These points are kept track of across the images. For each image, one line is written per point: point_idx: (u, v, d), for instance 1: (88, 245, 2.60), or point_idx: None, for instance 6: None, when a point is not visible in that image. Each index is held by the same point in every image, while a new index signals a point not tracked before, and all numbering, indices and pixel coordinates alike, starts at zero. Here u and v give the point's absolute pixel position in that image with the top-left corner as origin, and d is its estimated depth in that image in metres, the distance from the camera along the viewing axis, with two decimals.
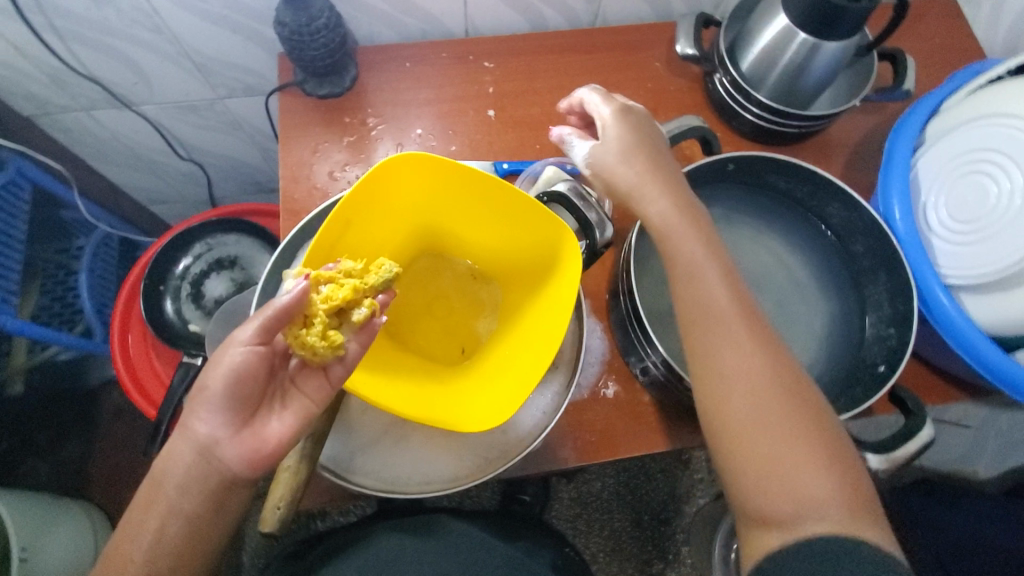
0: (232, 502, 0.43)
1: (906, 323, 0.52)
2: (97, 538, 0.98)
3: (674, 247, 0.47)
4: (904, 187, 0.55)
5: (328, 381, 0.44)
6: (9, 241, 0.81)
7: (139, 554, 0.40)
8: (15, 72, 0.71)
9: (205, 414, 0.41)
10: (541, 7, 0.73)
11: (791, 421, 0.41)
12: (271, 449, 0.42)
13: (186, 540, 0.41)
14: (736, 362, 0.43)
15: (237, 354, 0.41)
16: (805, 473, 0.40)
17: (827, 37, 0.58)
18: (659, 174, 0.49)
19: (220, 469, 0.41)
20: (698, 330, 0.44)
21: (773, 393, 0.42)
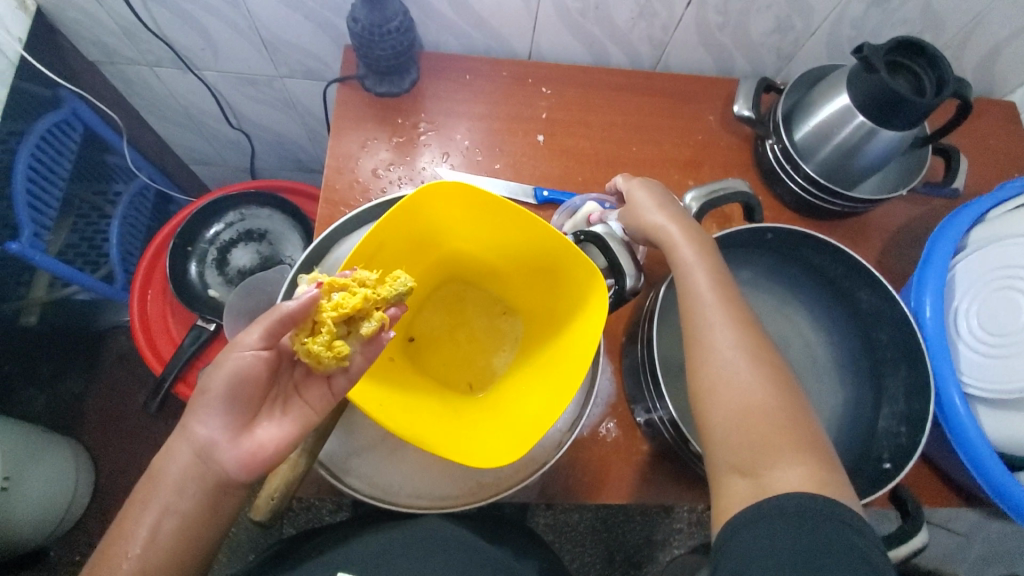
0: (228, 484, 0.43)
1: (919, 424, 0.52)
2: (78, 479, 0.99)
3: (685, 250, 0.51)
4: (939, 286, 0.55)
5: (330, 391, 0.45)
6: (51, 177, 0.83)
7: (135, 549, 0.41)
8: (91, 20, 0.72)
9: (206, 416, 0.42)
10: (607, 43, 0.74)
11: (768, 392, 0.44)
12: (268, 453, 0.44)
13: (176, 513, 0.42)
14: (722, 338, 0.46)
15: (243, 358, 0.43)
16: (777, 438, 0.42)
17: (887, 125, 0.58)
18: (670, 205, 0.55)
19: (216, 472, 0.43)
20: (691, 310, 0.49)
21: (753, 367, 0.45)
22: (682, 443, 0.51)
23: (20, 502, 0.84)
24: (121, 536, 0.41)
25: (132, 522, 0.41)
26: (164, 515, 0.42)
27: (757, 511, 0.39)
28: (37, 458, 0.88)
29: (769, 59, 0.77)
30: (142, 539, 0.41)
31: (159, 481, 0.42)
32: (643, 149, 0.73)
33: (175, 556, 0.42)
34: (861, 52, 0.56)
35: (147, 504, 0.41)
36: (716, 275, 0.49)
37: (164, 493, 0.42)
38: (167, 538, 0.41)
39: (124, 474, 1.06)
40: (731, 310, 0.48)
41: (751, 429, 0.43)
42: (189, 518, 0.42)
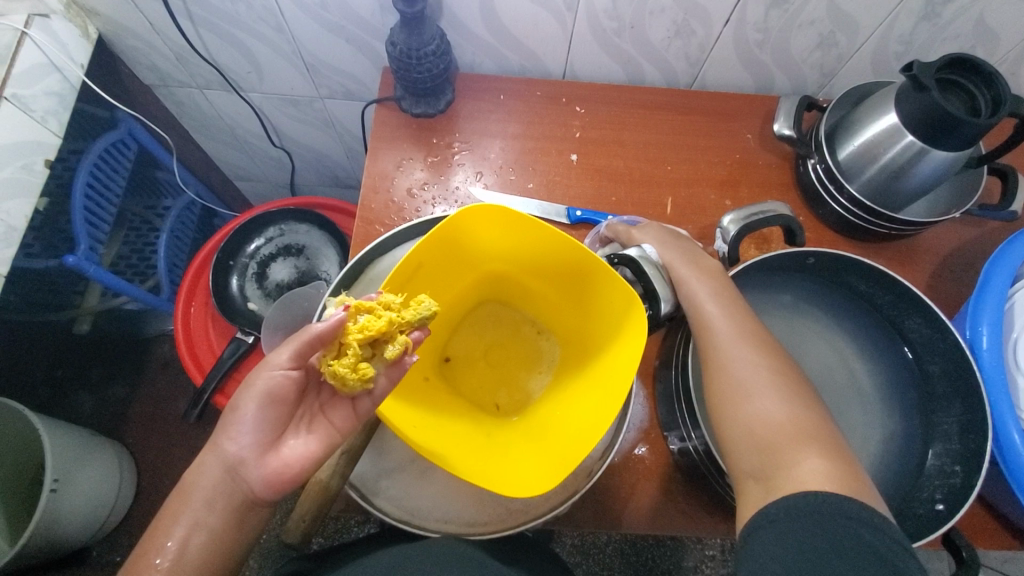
0: (255, 498, 0.44)
1: (975, 464, 0.49)
2: (122, 481, 1.02)
3: (682, 271, 0.51)
4: (996, 315, 0.52)
5: (353, 412, 0.46)
6: (107, 193, 0.88)
7: (164, 562, 0.41)
8: (148, 47, 0.76)
9: (237, 433, 0.44)
10: (643, 62, 0.74)
11: (781, 399, 0.43)
12: (294, 472, 0.44)
13: (204, 527, 0.43)
14: (731, 349, 0.45)
15: (273, 377, 0.44)
16: (793, 443, 0.41)
17: (939, 145, 0.56)
18: (672, 236, 0.55)
19: (244, 489, 0.44)
20: (699, 324, 0.48)
21: (763, 375, 0.44)
22: (715, 473, 0.50)
23: (69, 506, 0.88)
24: (151, 548, 0.42)
25: (161, 534, 0.42)
26: (194, 527, 0.43)
27: (767, 515, 0.38)
28: (85, 460, 0.92)
29: (811, 77, 0.75)
30: (171, 553, 0.42)
31: (190, 493, 0.43)
32: (678, 168, 0.72)
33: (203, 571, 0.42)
34: (910, 70, 0.54)
35: (182, 518, 0.43)
36: (723, 292, 0.49)
37: (195, 508, 0.43)
38: (197, 551, 0.42)
39: (163, 478, 1.10)
40: (740, 320, 0.47)
41: (764, 436, 0.42)
42: (220, 529, 0.43)
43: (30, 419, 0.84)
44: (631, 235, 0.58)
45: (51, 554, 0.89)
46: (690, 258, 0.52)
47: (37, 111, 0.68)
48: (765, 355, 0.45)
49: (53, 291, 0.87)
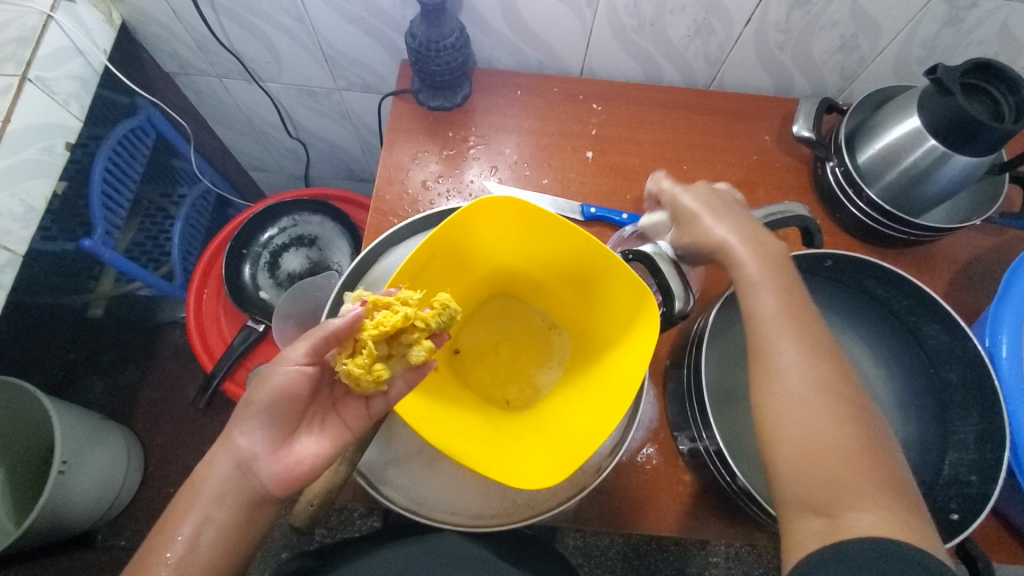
0: (264, 495, 0.44)
1: (991, 474, 0.48)
2: (128, 466, 1.03)
3: (747, 270, 0.47)
4: (1016, 323, 0.51)
5: (366, 412, 0.47)
6: (125, 179, 0.88)
7: (173, 557, 0.41)
8: (169, 34, 0.77)
9: (249, 429, 0.44)
10: (661, 61, 0.73)
11: (841, 418, 0.40)
12: (304, 469, 0.45)
13: (214, 522, 0.42)
14: (791, 358, 0.42)
15: (288, 372, 0.44)
16: (855, 476, 0.37)
17: (960, 150, 0.55)
18: (735, 219, 0.51)
19: (254, 485, 0.44)
20: (757, 327, 0.45)
21: (823, 390, 0.41)
22: (723, 478, 0.49)
23: (76, 488, 0.88)
24: (159, 544, 0.42)
25: (171, 530, 0.42)
26: (202, 523, 0.42)
27: (822, 555, 0.35)
28: (92, 444, 0.92)
29: (831, 79, 0.74)
30: (180, 549, 0.41)
31: (199, 488, 0.43)
32: (694, 168, 0.72)
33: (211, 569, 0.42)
34: (935, 73, 0.53)
35: (193, 514, 0.42)
36: (788, 292, 0.46)
37: (205, 502, 0.43)
38: (206, 548, 0.42)
39: (170, 465, 1.11)
40: (802, 326, 0.44)
41: (822, 459, 0.39)
42: (229, 522, 0.43)
43: (41, 401, 0.84)
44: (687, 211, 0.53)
45: (57, 535, 0.90)
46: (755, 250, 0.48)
47: (60, 93, 0.69)
48: (832, 371, 0.42)
49: (68, 274, 0.88)
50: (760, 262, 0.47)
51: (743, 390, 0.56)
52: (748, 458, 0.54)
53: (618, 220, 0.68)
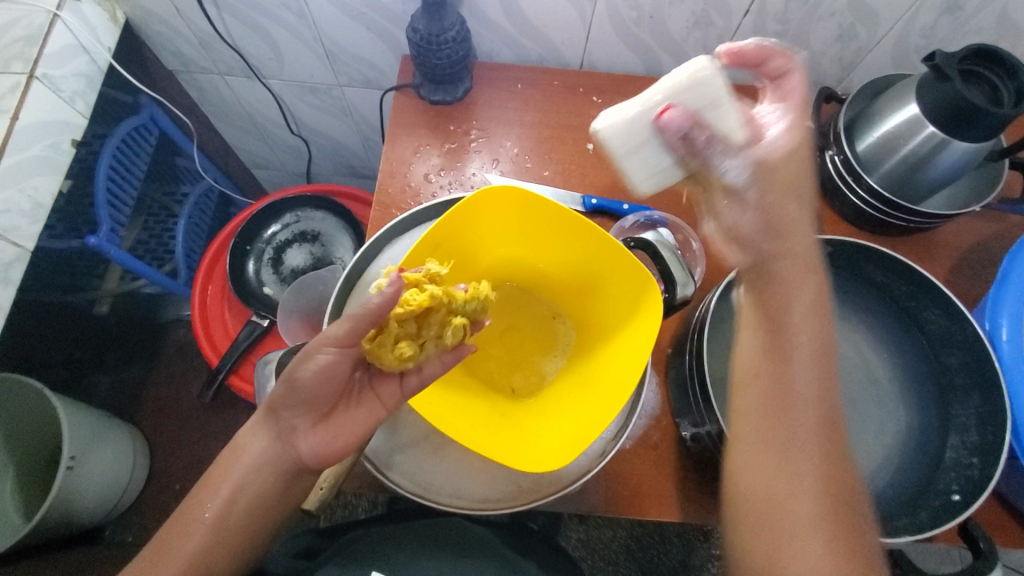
0: (301, 467, 0.46)
1: (992, 455, 0.48)
2: (134, 463, 1.04)
3: (767, 303, 0.43)
4: (1017, 306, 0.51)
5: (401, 388, 0.48)
6: (129, 177, 0.89)
7: (211, 516, 0.44)
8: (172, 32, 0.78)
9: (291, 405, 0.45)
10: (661, 53, 0.74)
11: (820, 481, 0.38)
12: (338, 447, 0.46)
13: (249, 489, 0.45)
14: (793, 403, 0.40)
15: (326, 356, 0.44)
16: (812, 550, 0.37)
17: (958, 136, 0.55)
18: (796, 237, 0.44)
19: (291, 458, 0.46)
20: (766, 366, 0.42)
21: (813, 451, 0.39)
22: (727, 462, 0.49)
23: (83, 484, 0.89)
24: (201, 502, 0.45)
25: (211, 491, 0.45)
26: (239, 489, 0.45)
27: None
28: (98, 441, 0.93)
29: (830, 69, 0.75)
30: (217, 509, 0.44)
31: (241, 454, 0.46)
32: None
33: (244, 532, 0.45)
34: (933, 60, 0.54)
35: (229, 489, 0.44)
36: (807, 339, 0.42)
37: (244, 470, 0.45)
38: (240, 513, 0.44)
39: (176, 463, 1.11)
40: (815, 380, 0.41)
41: (790, 515, 0.38)
42: (263, 496, 0.45)
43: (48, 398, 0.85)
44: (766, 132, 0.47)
45: (66, 530, 0.91)
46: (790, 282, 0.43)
47: (66, 91, 0.70)
48: (826, 430, 0.40)
49: (74, 272, 0.88)
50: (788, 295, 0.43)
51: None
52: None
53: (619, 211, 0.68)
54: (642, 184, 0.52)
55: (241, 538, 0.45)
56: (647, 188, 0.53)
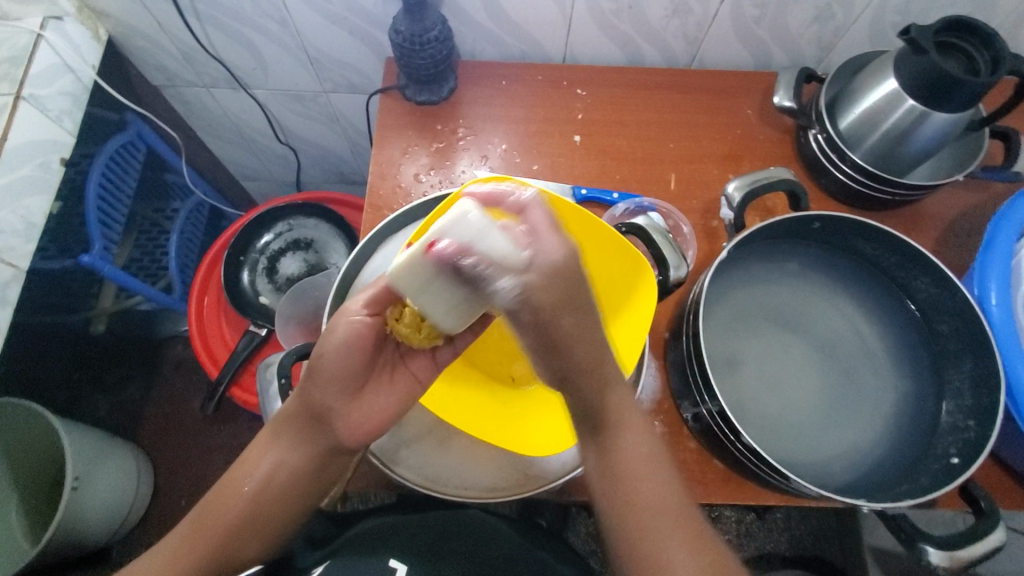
0: (338, 446, 0.47)
1: (988, 417, 0.49)
2: (139, 481, 1.03)
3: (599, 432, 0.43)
4: (1003, 271, 0.51)
5: (434, 361, 0.51)
6: (119, 194, 0.89)
7: (250, 488, 0.47)
8: (155, 47, 0.78)
9: (322, 384, 0.45)
10: (642, 43, 0.75)
11: (687, 549, 0.41)
12: (374, 423, 0.47)
13: (286, 464, 0.47)
14: (651, 517, 0.42)
15: (352, 323, 0.45)
16: None
17: (939, 107, 0.56)
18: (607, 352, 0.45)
19: (329, 436, 0.46)
20: (609, 467, 0.43)
21: (669, 527, 0.41)
22: (727, 438, 0.49)
23: (88, 504, 0.89)
24: (242, 472, 0.48)
25: (251, 464, 0.48)
26: (277, 464, 0.47)
27: None
28: (101, 460, 0.93)
29: (808, 51, 0.76)
30: (256, 482, 0.47)
31: (277, 432, 0.48)
32: (681, 145, 0.73)
33: (281, 503, 0.48)
34: (908, 34, 0.54)
35: (264, 468, 0.47)
36: (644, 452, 0.43)
37: (282, 446, 0.47)
38: (276, 486, 0.47)
39: (181, 479, 1.11)
40: (650, 462, 0.43)
41: None
42: (295, 475, 0.47)
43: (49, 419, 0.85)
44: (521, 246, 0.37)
45: (73, 552, 0.90)
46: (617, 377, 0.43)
47: (52, 110, 0.70)
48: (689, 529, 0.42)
49: (69, 292, 0.88)
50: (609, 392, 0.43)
51: (743, 355, 0.57)
52: (753, 422, 0.55)
53: (609, 200, 0.68)
54: (446, 322, 0.45)
55: (281, 506, 0.48)
56: (450, 322, 0.45)
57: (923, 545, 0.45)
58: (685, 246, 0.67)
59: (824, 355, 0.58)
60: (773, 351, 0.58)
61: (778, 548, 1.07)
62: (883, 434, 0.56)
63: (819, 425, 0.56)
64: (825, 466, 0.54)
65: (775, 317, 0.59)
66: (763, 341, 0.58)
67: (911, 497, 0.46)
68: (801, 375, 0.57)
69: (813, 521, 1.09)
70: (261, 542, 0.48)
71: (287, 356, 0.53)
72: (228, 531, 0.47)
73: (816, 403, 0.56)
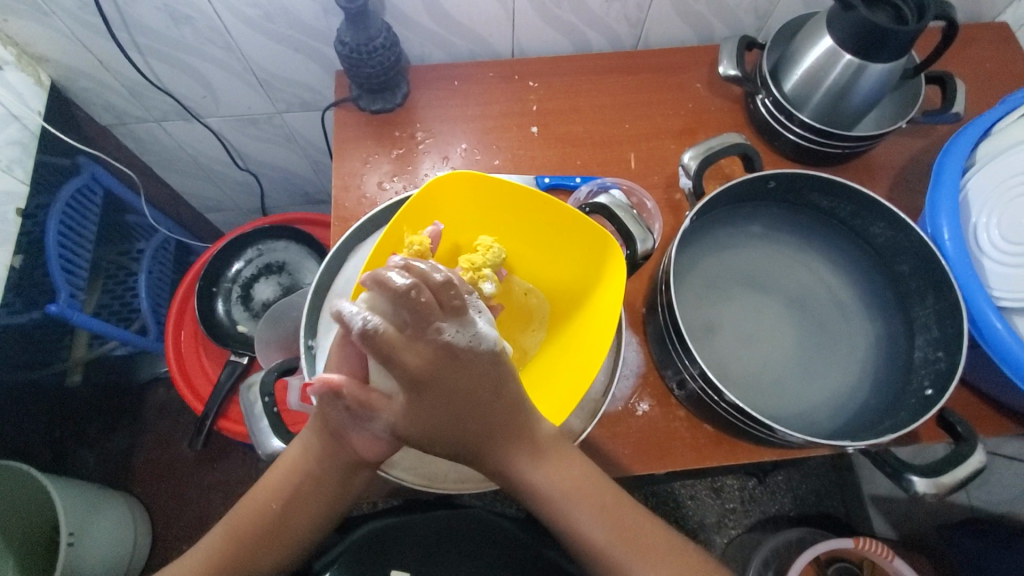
0: (359, 460, 0.44)
1: (954, 347, 0.51)
2: (135, 530, 1.01)
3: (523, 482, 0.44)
4: (952, 207, 0.53)
5: None
6: (81, 240, 0.87)
7: (278, 501, 0.47)
8: (100, 86, 0.77)
9: (336, 396, 0.42)
10: (586, 30, 0.76)
11: (630, 546, 0.44)
12: (393, 437, 0.43)
13: (311, 478, 0.46)
14: (597, 534, 0.44)
15: (346, 344, 0.40)
16: None
17: (875, 58, 0.58)
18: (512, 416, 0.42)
19: (350, 452, 0.44)
20: (536, 501, 0.44)
21: (602, 530, 0.44)
22: (711, 399, 0.50)
23: (86, 559, 0.86)
24: (270, 486, 0.47)
25: (277, 478, 0.47)
26: (303, 477, 0.46)
27: None
28: (94, 512, 0.90)
29: (747, 20, 0.78)
30: (285, 495, 0.46)
31: (302, 449, 0.47)
32: (637, 124, 0.74)
33: (309, 515, 0.47)
34: None
35: (288, 481, 0.46)
36: (571, 481, 0.44)
37: (308, 461, 0.46)
38: (302, 500, 0.46)
39: (179, 522, 1.09)
40: (577, 485, 0.44)
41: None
42: (319, 488, 0.46)
43: (35, 475, 0.83)
44: (366, 390, 0.40)
45: None
46: (517, 424, 0.43)
47: (2, 161, 0.69)
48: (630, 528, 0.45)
49: (40, 345, 0.86)
50: (509, 442, 0.43)
51: (720, 319, 0.58)
52: (737, 382, 0.56)
53: (573, 185, 0.69)
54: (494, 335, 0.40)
55: (308, 518, 0.47)
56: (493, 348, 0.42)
57: (909, 477, 0.47)
58: (651, 221, 0.68)
59: (797, 310, 0.60)
60: (747, 311, 0.59)
61: (784, 510, 1.09)
62: (861, 376, 0.58)
63: (798, 377, 0.57)
64: (809, 415, 0.55)
65: (746, 279, 0.60)
66: (736, 302, 0.59)
67: (892, 432, 0.48)
68: (777, 331, 0.59)
69: (814, 479, 1.11)
70: (281, 555, 0.48)
71: (268, 375, 0.54)
72: (252, 540, 0.47)
73: (794, 356, 0.58)
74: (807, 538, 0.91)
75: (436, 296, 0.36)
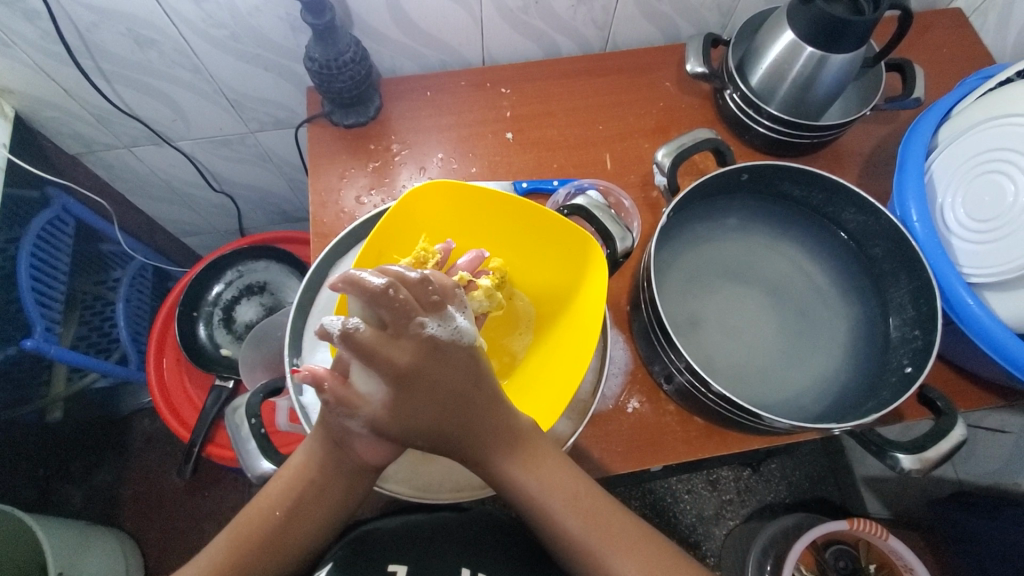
0: (363, 465, 0.45)
1: (929, 325, 0.53)
2: (126, 565, 0.98)
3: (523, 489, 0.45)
4: (919, 190, 0.55)
5: None
6: (55, 272, 0.85)
7: (281, 512, 0.46)
8: (66, 115, 0.76)
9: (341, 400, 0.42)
10: (554, 34, 0.77)
11: (619, 545, 0.43)
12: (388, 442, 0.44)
13: (314, 487, 0.46)
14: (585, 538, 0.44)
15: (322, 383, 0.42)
16: None
17: (835, 49, 0.60)
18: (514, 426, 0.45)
19: (354, 459, 0.45)
20: (523, 502, 0.45)
21: (584, 528, 0.44)
22: (698, 391, 0.50)
23: None
24: (270, 499, 0.46)
25: (278, 490, 0.46)
26: (307, 487, 0.46)
27: None
28: (82, 550, 0.87)
29: (711, 18, 0.79)
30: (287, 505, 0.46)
31: (300, 463, 0.46)
32: (610, 125, 0.75)
33: (313, 525, 0.46)
34: None
35: (290, 493, 0.46)
36: (567, 484, 0.45)
37: (309, 473, 0.46)
38: (306, 511, 0.46)
39: (172, 554, 1.06)
40: (571, 492, 0.45)
41: None
42: (320, 497, 0.46)
43: (18, 516, 0.80)
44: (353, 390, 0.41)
45: None
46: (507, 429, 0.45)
47: None
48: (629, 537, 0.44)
49: (18, 384, 0.84)
50: (505, 446, 0.45)
51: (704, 312, 0.59)
52: (724, 374, 0.56)
53: (550, 188, 0.69)
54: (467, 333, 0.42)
55: (309, 530, 0.46)
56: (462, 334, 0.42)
57: (895, 454, 0.48)
58: (630, 219, 0.68)
59: (776, 298, 0.61)
60: (728, 302, 0.60)
61: (779, 497, 1.09)
62: (843, 360, 0.59)
63: (783, 364, 0.58)
64: (794, 400, 0.56)
65: (725, 272, 0.61)
66: (717, 295, 0.60)
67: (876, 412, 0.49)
68: (759, 320, 0.60)
69: (806, 464, 1.11)
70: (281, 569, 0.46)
71: (253, 396, 0.53)
72: (257, 550, 0.45)
73: (777, 343, 0.59)
74: (804, 523, 0.92)
75: (416, 292, 0.39)
